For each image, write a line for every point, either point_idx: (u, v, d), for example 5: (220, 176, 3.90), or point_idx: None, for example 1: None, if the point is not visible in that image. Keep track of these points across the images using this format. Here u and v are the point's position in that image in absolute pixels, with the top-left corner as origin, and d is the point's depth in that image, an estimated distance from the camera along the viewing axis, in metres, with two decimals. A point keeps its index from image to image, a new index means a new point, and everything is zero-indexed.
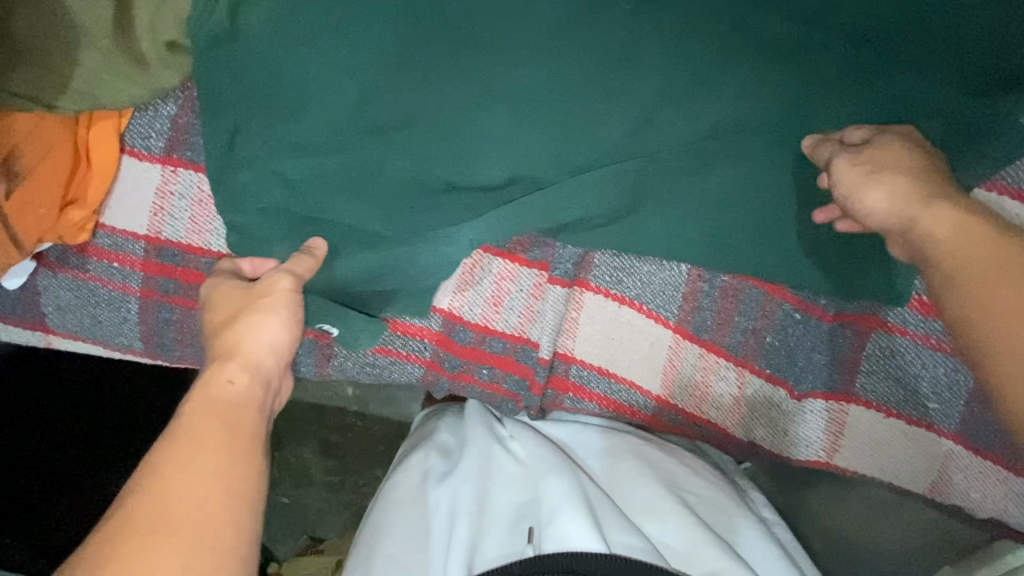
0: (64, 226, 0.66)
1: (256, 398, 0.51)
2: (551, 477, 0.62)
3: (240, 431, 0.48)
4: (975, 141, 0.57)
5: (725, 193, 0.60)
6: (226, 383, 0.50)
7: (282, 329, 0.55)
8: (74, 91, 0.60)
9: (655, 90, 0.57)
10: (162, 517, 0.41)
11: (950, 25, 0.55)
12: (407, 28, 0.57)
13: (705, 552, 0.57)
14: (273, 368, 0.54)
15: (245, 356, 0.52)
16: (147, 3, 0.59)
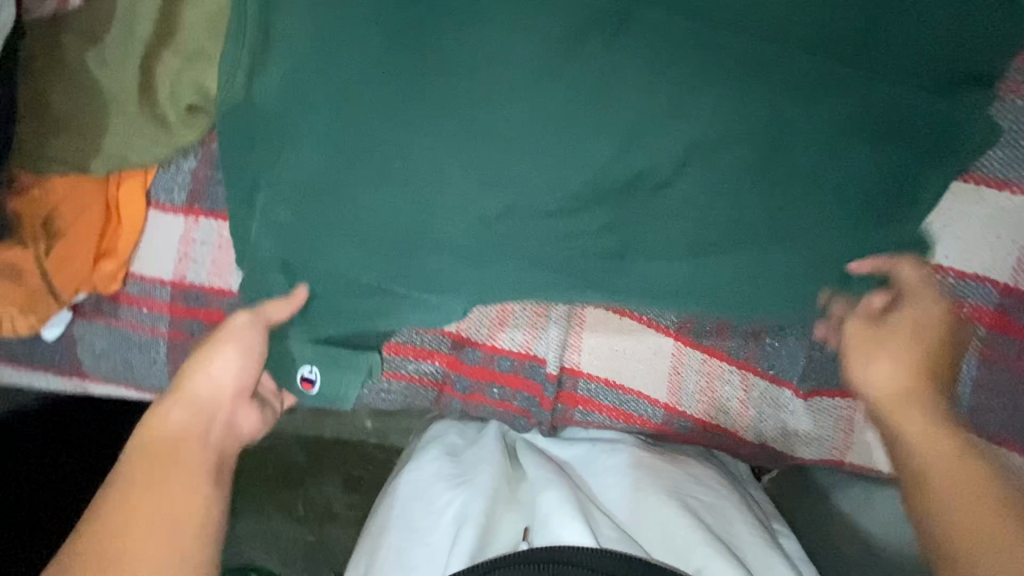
0: (98, 276, 0.72)
1: (200, 431, 0.57)
2: (548, 486, 0.65)
3: (173, 468, 0.53)
4: (945, 136, 0.59)
5: (714, 199, 0.59)
6: (168, 420, 0.56)
7: (233, 364, 0.61)
8: (104, 155, 0.66)
9: (645, 98, 0.55)
10: (110, 546, 0.47)
11: (918, 24, 0.57)
12: (388, 59, 0.57)
13: (701, 552, 0.59)
14: (220, 399, 0.60)
15: (190, 391, 0.58)
16: (169, 71, 0.65)
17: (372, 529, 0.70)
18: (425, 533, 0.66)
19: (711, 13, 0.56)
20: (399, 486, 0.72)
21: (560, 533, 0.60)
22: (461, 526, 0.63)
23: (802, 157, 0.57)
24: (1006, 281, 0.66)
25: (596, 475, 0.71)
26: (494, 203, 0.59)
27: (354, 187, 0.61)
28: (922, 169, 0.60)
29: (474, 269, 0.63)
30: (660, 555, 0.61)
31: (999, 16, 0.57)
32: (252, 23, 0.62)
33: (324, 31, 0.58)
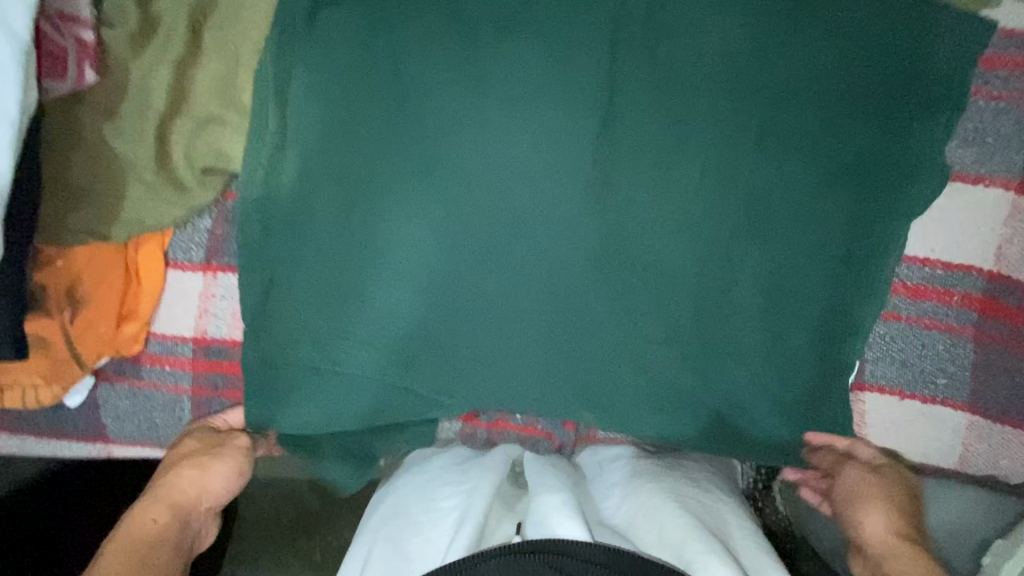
0: (121, 339, 0.72)
1: (171, 534, 0.63)
2: (547, 490, 0.67)
3: (151, 563, 0.58)
4: (900, 138, 0.68)
5: (698, 217, 0.70)
6: (149, 519, 0.63)
7: (223, 478, 0.69)
8: (124, 221, 0.68)
9: (630, 146, 0.70)
10: None
11: (856, 52, 0.67)
12: (417, 121, 0.69)
13: (698, 548, 0.58)
14: (195, 509, 0.67)
15: (177, 495, 0.66)
16: (183, 137, 0.69)
17: (373, 523, 0.71)
18: (424, 528, 0.66)
19: (680, 70, 0.69)
20: (402, 489, 0.73)
21: (556, 526, 0.60)
22: (461, 525, 0.63)
23: (764, 177, 0.69)
24: (990, 268, 0.70)
25: (600, 489, 0.73)
26: (513, 236, 0.71)
27: (391, 226, 0.70)
28: (885, 170, 0.68)
29: (498, 290, 0.72)
30: (659, 555, 0.60)
31: (929, 35, 0.67)
32: (274, 93, 0.69)
33: (355, 101, 0.69)
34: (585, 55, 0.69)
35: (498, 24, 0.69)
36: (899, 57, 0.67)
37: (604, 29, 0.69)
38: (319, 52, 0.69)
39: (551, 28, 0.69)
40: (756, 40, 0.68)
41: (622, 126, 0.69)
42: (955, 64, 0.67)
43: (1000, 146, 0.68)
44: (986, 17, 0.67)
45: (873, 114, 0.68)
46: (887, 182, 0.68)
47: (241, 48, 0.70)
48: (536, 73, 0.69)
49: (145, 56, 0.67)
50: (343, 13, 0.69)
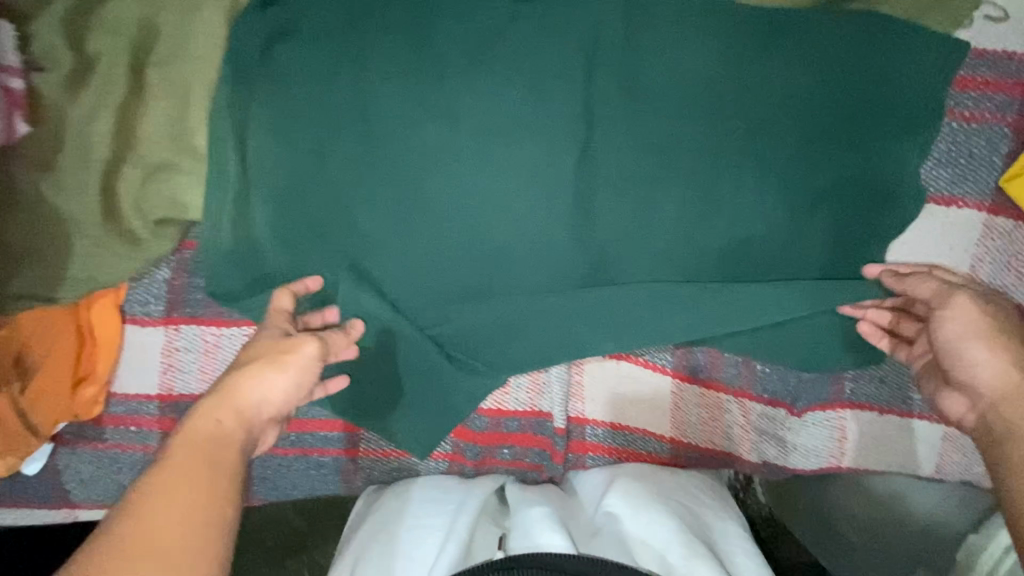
0: (78, 403, 0.67)
1: (240, 445, 0.49)
2: (531, 505, 0.69)
3: (221, 482, 0.46)
4: (879, 161, 0.67)
5: (681, 246, 0.68)
6: (215, 421, 0.49)
7: (283, 388, 0.54)
8: (75, 280, 0.64)
9: (611, 176, 0.67)
10: (150, 536, 0.41)
11: (833, 76, 0.66)
12: (387, 159, 0.65)
13: (681, 557, 0.61)
14: (262, 415, 0.52)
15: (241, 398, 0.52)
16: (133, 187, 0.65)
17: (356, 541, 0.71)
18: (410, 548, 0.66)
19: (659, 99, 0.67)
20: (384, 507, 0.73)
21: (542, 543, 0.62)
22: (447, 541, 0.65)
23: (747, 203, 0.67)
24: None
25: (582, 497, 0.75)
26: (492, 272, 0.68)
27: (364, 268, 0.67)
28: (865, 191, 0.67)
29: (477, 330, 0.69)
30: (644, 561, 0.63)
31: (902, 57, 0.66)
32: (232, 135, 0.65)
33: (321, 138, 0.65)
34: (560, 84, 0.66)
35: (469, 53, 0.66)
36: (875, 80, 0.66)
37: (579, 56, 0.66)
38: (278, 89, 0.64)
39: (524, 57, 0.66)
40: (734, 64, 0.67)
41: (602, 155, 0.67)
42: (931, 84, 0.66)
43: (972, 167, 0.68)
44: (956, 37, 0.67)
45: (853, 138, 0.67)
46: (867, 206, 0.68)
47: (190, 85, 0.65)
48: (510, 103, 0.66)
49: (84, 102, 0.63)
50: (302, 47, 0.64)
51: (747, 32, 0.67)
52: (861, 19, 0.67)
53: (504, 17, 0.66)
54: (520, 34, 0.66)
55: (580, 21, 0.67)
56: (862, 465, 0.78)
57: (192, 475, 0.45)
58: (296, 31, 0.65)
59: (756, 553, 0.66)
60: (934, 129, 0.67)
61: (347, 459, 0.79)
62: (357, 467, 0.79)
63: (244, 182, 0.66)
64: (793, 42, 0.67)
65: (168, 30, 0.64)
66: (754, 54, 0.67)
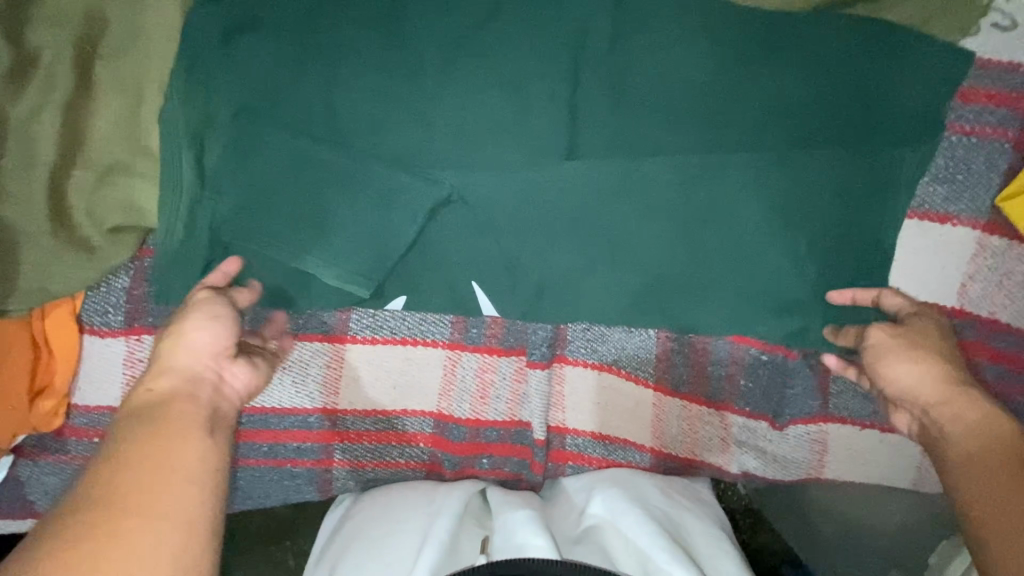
0: (36, 416, 0.65)
1: (184, 389, 0.52)
2: (513, 509, 0.68)
3: (180, 420, 0.48)
4: (876, 174, 0.64)
5: (664, 259, 0.65)
6: (148, 389, 0.52)
7: (207, 323, 0.56)
8: (24, 291, 0.61)
9: (596, 184, 0.63)
10: (120, 483, 0.43)
11: (830, 82, 0.63)
12: (355, 162, 0.61)
13: (660, 560, 0.60)
14: (199, 363, 0.54)
15: (168, 360, 0.54)
16: (83, 193, 0.61)
17: (335, 549, 0.69)
18: (386, 554, 0.65)
19: (648, 102, 0.63)
20: (364, 514, 0.72)
21: (523, 546, 0.61)
22: (424, 545, 0.63)
23: (738, 214, 0.63)
24: (953, 305, 0.67)
25: (562, 502, 0.74)
26: None
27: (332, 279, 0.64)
28: (862, 204, 0.64)
29: None
30: (624, 565, 0.62)
31: (902, 63, 0.63)
32: (186, 135, 0.60)
33: (281, 140, 0.60)
34: (543, 88, 0.62)
35: (445, 50, 0.61)
36: (876, 80, 0.63)
37: (564, 57, 0.62)
38: (239, 88, 0.60)
39: (505, 54, 0.62)
40: (728, 67, 0.63)
41: (586, 157, 0.63)
42: (930, 92, 0.63)
43: (969, 183, 0.66)
44: (961, 45, 0.64)
45: (850, 142, 0.63)
46: (865, 221, 0.64)
47: (143, 80, 0.60)
48: (490, 107, 0.62)
49: (26, 100, 0.58)
50: (263, 40, 0.60)
51: (741, 31, 0.63)
52: (862, 27, 0.63)
53: (485, 11, 0.62)
54: (502, 31, 0.61)
55: (567, 14, 0.62)
56: (843, 476, 0.78)
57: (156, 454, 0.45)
58: (256, 23, 0.60)
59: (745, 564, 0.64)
60: (933, 142, 0.64)
61: (323, 469, 0.78)
62: (332, 476, 0.78)
63: (200, 185, 0.61)
64: (786, 48, 0.63)
65: (118, 20, 0.59)
66: (747, 55, 0.63)
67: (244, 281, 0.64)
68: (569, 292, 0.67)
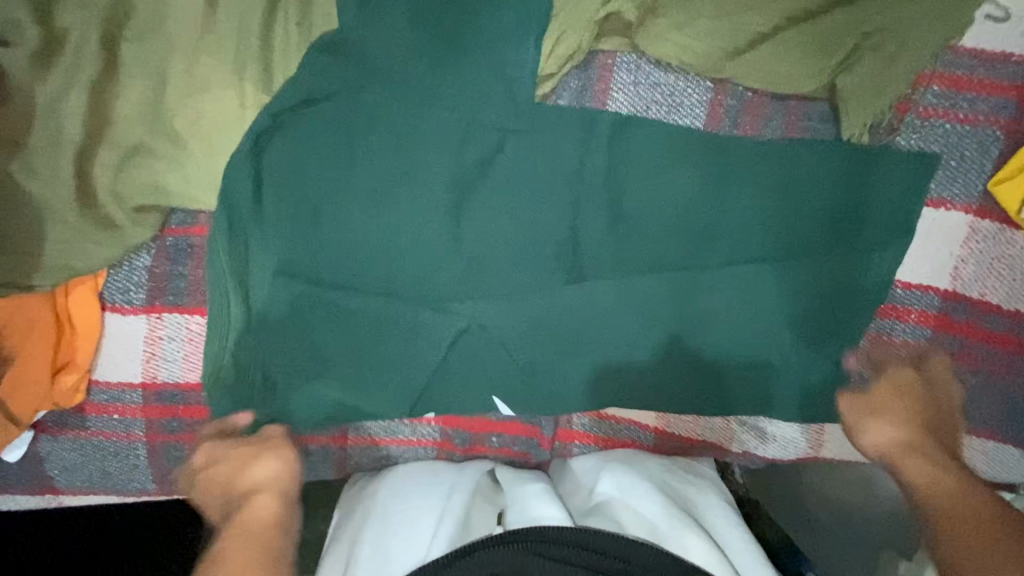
0: (58, 392, 0.66)
1: (275, 524, 0.55)
2: (524, 483, 0.71)
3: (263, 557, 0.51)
4: (863, 158, 0.67)
5: (662, 241, 0.70)
6: (251, 512, 0.56)
7: (278, 465, 0.61)
8: (48, 268, 0.62)
9: (599, 170, 0.69)
10: None
11: (817, 65, 0.65)
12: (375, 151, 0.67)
13: (671, 528, 0.63)
14: (285, 492, 0.59)
15: (249, 488, 0.58)
16: (107, 172, 0.62)
17: (352, 521, 0.71)
18: (404, 527, 0.67)
19: (643, 97, 0.69)
20: (379, 488, 0.74)
21: (538, 516, 0.64)
22: (444, 517, 0.66)
23: (732, 203, 0.69)
24: (946, 286, 0.70)
25: (570, 477, 0.77)
26: (477, 264, 0.71)
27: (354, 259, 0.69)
28: (852, 189, 0.67)
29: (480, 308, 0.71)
30: (635, 532, 0.64)
31: (892, 39, 0.64)
32: (217, 121, 0.64)
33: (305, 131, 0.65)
34: (559, 82, 0.69)
35: (455, 185, 0.69)
36: (855, 217, 0.68)
37: (576, 47, 0.67)
38: (273, 80, 0.64)
39: (517, 48, 0.65)
40: (714, 189, 0.68)
41: (586, 276, 0.71)
42: (918, 108, 0.67)
43: (963, 169, 0.68)
44: (917, 149, 0.67)
45: (827, 288, 0.69)
46: (857, 208, 0.68)
47: (167, 62, 0.62)
48: (499, 95, 0.66)
49: (53, 80, 0.60)
50: (291, 33, 0.64)
51: (726, 140, 0.68)
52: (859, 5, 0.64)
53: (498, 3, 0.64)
54: (513, 22, 0.64)
55: (564, 138, 0.68)
56: (838, 454, 0.81)
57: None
58: (283, 15, 0.64)
59: (749, 533, 0.68)
60: (919, 129, 0.67)
61: (336, 448, 0.80)
62: (346, 454, 0.80)
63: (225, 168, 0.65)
64: (772, 57, 0.65)
65: (142, 3, 0.61)
66: (733, 176, 0.68)
67: (266, 257, 0.67)
68: (565, 410, 0.75)
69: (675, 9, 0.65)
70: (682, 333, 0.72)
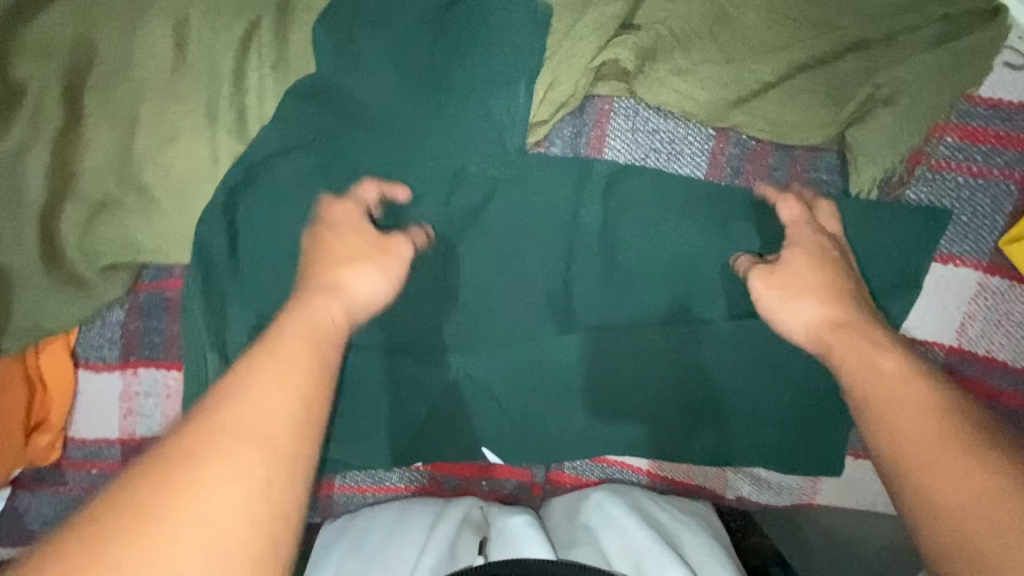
0: (32, 451, 0.64)
1: (338, 336, 0.46)
2: (511, 517, 0.69)
3: (318, 360, 0.42)
4: (875, 212, 0.63)
5: (660, 291, 0.66)
6: (319, 311, 0.47)
7: (373, 283, 0.52)
8: (17, 329, 0.59)
9: (597, 217, 0.65)
10: (242, 415, 0.37)
11: (826, 117, 0.62)
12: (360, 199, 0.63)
13: (655, 557, 0.62)
14: (361, 308, 0.51)
15: (342, 293, 0.50)
16: (74, 227, 0.59)
17: (336, 555, 0.70)
18: (385, 559, 0.65)
19: (644, 142, 0.65)
20: (364, 526, 0.73)
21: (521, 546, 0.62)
22: (425, 549, 0.64)
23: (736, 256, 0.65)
24: (951, 343, 0.67)
25: (561, 511, 0.75)
26: (466, 313, 0.67)
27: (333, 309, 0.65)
28: (862, 245, 0.63)
29: (467, 359, 0.67)
30: (618, 565, 0.63)
31: (907, 92, 0.60)
32: (186, 172, 0.60)
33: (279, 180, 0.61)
34: (552, 130, 0.65)
35: (442, 237, 0.65)
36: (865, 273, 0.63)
37: (570, 94, 0.63)
38: (247, 128, 0.60)
39: (507, 94, 0.61)
40: (716, 242, 0.65)
41: (581, 325, 0.67)
42: (930, 160, 0.64)
43: (974, 225, 0.64)
44: (929, 204, 0.64)
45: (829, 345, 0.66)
46: (872, 263, 0.63)
47: (134, 112, 0.58)
48: (489, 140, 0.63)
49: (13, 133, 0.57)
50: (265, 79, 0.60)
51: (728, 190, 0.64)
52: (869, 54, 0.60)
53: (487, 47, 0.60)
54: (504, 65, 0.60)
55: (556, 189, 0.65)
56: (833, 501, 0.80)
57: (201, 449, 0.35)
58: (259, 60, 0.60)
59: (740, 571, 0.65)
60: (930, 182, 0.64)
61: (324, 494, 0.79)
62: (334, 500, 0.79)
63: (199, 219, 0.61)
64: (779, 107, 0.62)
65: (108, 51, 0.57)
66: (734, 228, 0.64)
67: (238, 312, 0.62)
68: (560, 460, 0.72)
69: (676, 55, 0.62)
70: (683, 387, 0.68)
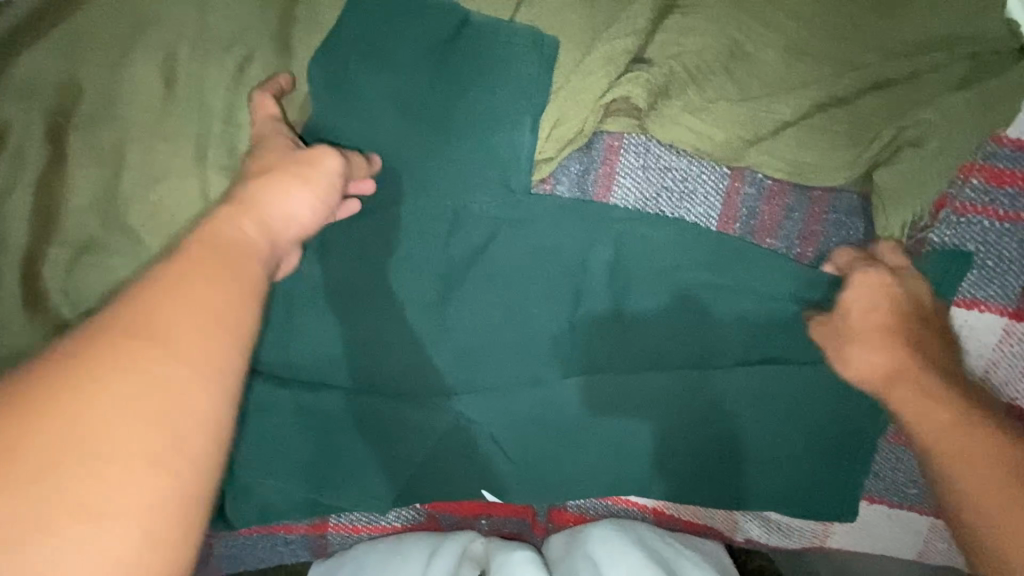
0: None
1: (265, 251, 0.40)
2: (513, 553, 0.69)
3: (235, 271, 0.37)
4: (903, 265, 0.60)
5: (672, 335, 0.64)
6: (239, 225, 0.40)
7: (304, 201, 0.46)
8: None
9: (606, 259, 0.63)
10: (140, 327, 0.33)
11: (843, 157, 0.60)
12: (361, 239, 0.61)
13: None
14: (292, 230, 0.44)
15: (261, 207, 0.43)
16: (58, 271, 0.56)
17: None
18: None
19: (653, 181, 0.62)
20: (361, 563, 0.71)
21: None
22: None
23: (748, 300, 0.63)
24: None
25: (564, 540, 0.74)
26: (468, 356, 0.64)
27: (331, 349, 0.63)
28: None
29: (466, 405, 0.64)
30: None
31: (930, 134, 0.58)
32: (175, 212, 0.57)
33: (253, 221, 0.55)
34: (557, 167, 0.63)
35: (444, 278, 0.63)
36: None
37: (578, 130, 0.60)
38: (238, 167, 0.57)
39: (512, 132, 0.58)
40: (728, 287, 0.63)
41: (588, 369, 0.64)
42: (954, 203, 0.61)
43: (999, 269, 0.62)
44: (953, 247, 0.61)
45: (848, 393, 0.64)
46: None
47: (122, 151, 0.56)
48: (494, 178, 0.60)
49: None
50: None
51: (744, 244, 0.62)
52: (891, 93, 0.58)
53: (492, 82, 0.57)
54: (508, 102, 0.58)
55: (565, 232, 0.62)
56: (846, 544, 0.77)
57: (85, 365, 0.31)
58: (251, 97, 0.57)
59: None
60: (953, 224, 0.61)
61: (318, 535, 0.76)
62: (328, 541, 0.76)
63: None
64: (797, 147, 0.60)
65: (94, 89, 0.55)
66: (746, 276, 0.62)
67: None
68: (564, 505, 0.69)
69: (689, 91, 0.59)
70: (694, 433, 0.65)
